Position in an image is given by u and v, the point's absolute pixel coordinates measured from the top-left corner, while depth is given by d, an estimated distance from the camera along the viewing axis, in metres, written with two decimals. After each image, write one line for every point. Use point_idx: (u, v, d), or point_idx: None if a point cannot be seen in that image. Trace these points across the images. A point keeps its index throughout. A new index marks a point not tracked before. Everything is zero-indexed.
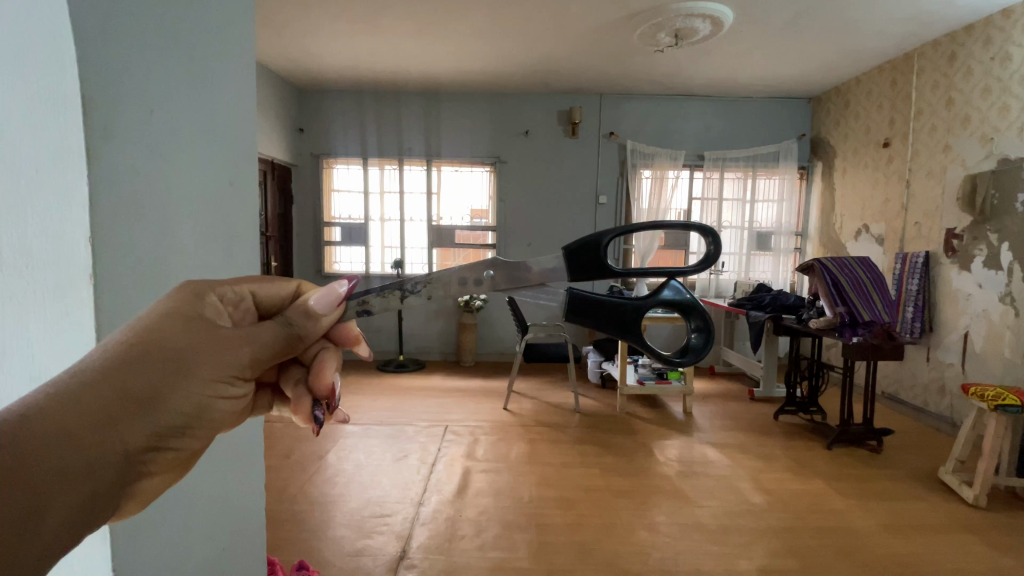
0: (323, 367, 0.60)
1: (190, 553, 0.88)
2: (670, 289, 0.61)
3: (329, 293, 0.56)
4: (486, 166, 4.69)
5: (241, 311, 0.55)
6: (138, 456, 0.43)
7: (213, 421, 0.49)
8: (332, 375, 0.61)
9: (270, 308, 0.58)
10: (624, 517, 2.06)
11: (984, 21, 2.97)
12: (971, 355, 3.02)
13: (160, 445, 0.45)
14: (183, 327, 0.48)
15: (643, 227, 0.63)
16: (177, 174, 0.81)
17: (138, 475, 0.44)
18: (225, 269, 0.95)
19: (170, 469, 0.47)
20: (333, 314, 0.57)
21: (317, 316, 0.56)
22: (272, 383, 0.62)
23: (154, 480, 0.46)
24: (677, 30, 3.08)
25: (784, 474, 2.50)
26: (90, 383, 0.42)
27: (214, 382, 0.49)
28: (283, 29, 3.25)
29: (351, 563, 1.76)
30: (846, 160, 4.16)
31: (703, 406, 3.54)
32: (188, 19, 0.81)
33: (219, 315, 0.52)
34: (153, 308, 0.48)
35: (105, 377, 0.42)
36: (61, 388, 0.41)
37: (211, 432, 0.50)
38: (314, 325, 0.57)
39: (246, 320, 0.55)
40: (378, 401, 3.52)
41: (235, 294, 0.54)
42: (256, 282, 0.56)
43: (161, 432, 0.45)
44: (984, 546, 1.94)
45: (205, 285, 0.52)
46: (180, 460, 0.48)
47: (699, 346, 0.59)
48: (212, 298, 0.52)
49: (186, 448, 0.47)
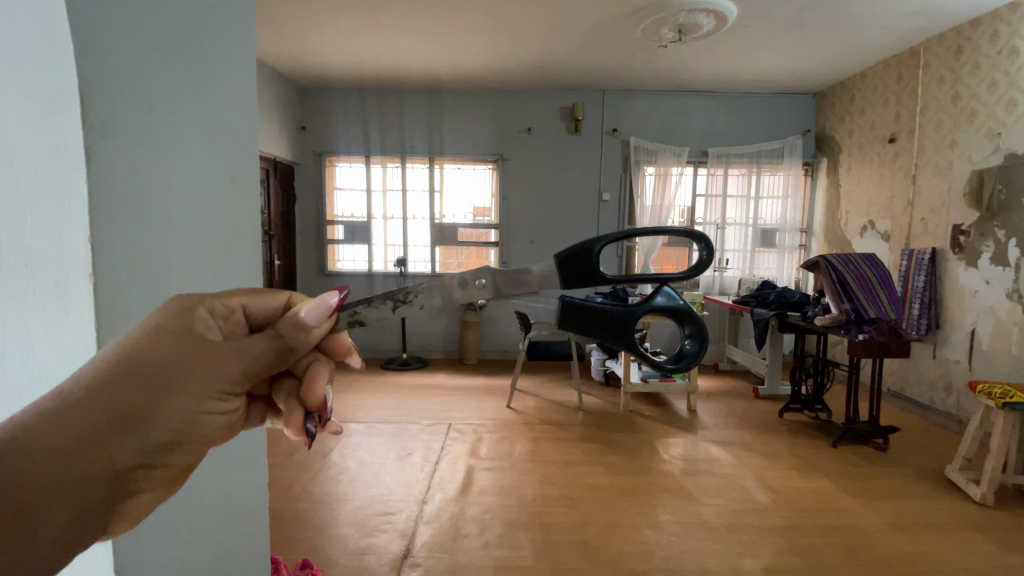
0: (315, 380, 0.59)
1: (194, 554, 0.88)
2: (663, 295, 0.59)
3: (320, 304, 0.54)
4: (488, 163, 4.68)
5: (232, 324, 0.54)
6: (128, 473, 0.44)
7: (203, 436, 0.49)
8: (324, 388, 0.60)
9: (261, 320, 0.57)
10: (628, 516, 2.05)
11: (991, 15, 2.94)
12: (978, 352, 2.99)
13: (149, 462, 0.45)
14: (171, 342, 0.47)
15: (637, 233, 0.62)
16: (175, 176, 0.80)
17: (127, 493, 0.44)
18: (227, 271, 0.95)
19: (162, 485, 0.47)
20: (324, 325, 0.56)
21: (308, 327, 0.55)
22: (265, 396, 0.62)
23: (147, 496, 0.46)
24: (680, 25, 3.05)
25: (790, 472, 2.48)
26: (75, 403, 0.42)
27: (204, 398, 0.49)
28: (284, 26, 3.23)
29: (355, 562, 1.76)
30: (851, 156, 4.13)
31: (707, 404, 3.53)
32: (187, 16, 0.80)
33: (209, 328, 0.51)
34: (143, 321, 0.48)
35: (91, 397, 0.42)
36: (46, 409, 0.41)
37: (202, 447, 0.50)
38: (305, 336, 0.55)
39: (237, 333, 0.54)
40: (382, 399, 3.52)
41: (225, 308, 0.53)
42: (245, 295, 0.55)
43: (149, 450, 0.45)
44: (991, 544, 1.92)
45: (195, 298, 0.51)
46: (172, 475, 0.48)
47: (694, 352, 0.60)
48: (202, 311, 0.50)
49: (176, 464, 0.48)
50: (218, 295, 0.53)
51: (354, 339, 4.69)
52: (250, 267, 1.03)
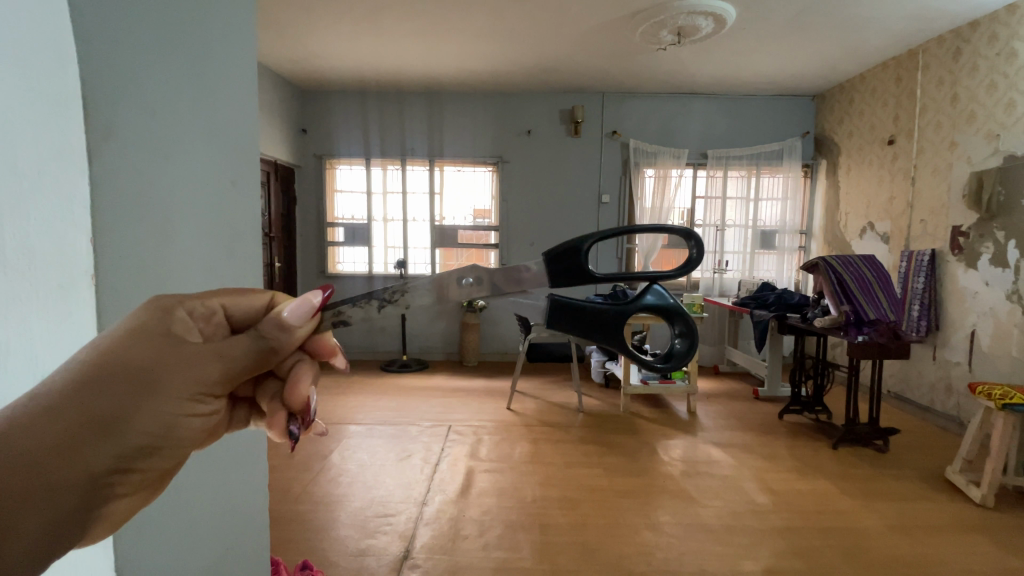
0: (298, 381, 0.60)
1: (196, 549, 0.89)
2: (653, 293, 0.60)
3: (303, 304, 0.55)
4: (489, 165, 4.69)
5: (212, 325, 0.54)
6: (103, 478, 0.45)
7: (181, 439, 0.50)
8: (306, 390, 0.61)
9: (243, 320, 0.58)
10: (627, 517, 2.05)
11: (988, 17, 2.95)
12: (978, 354, 2.99)
13: (124, 467, 0.47)
14: (148, 344, 0.48)
15: (625, 232, 0.63)
16: (178, 176, 0.81)
17: (105, 498, 0.46)
18: (229, 273, 0.96)
19: (142, 488, 0.49)
20: (307, 325, 0.56)
21: (291, 328, 0.55)
22: (249, 398, 0.63)
23: (123, 501, 0.48)
24: (679, 28, 3.07)
25: (790, 474, 2.48)
26: (51, 406, 0.43)
27: (182, 401, 0.50)
28: (285, 30, 3.26)
29: (356, 563, 1.76)
30: (850, 157, 4.14)
31: (707, 405, 3.53)
32: (190, 22, 0.82)
33: (188, 329, 0.52)
34: (120, 323, 0.49)
35: (66, 402, 0.43)
36: (20, 412, 0.42)
37: (180, 450, 0.51)
38: (288, 336, 0.56)
39: (218, 334, 0.55)
40: (381, 401, 3.52)
41: (205, 309, 0.53)
42: (227, 295, 0.56)
43: (125, 454, 0.46)
44: (991, 545, 1.92)
45: (174, 299, 0.52)
46: (149, 479, 0.49)
47: (683, 351, 0.60)
48: (181, 313, 0.51)
49: (153, 467, 0.49)
50: (198, 296, 0.54)
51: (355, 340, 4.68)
52: (251, 268, 1.04)
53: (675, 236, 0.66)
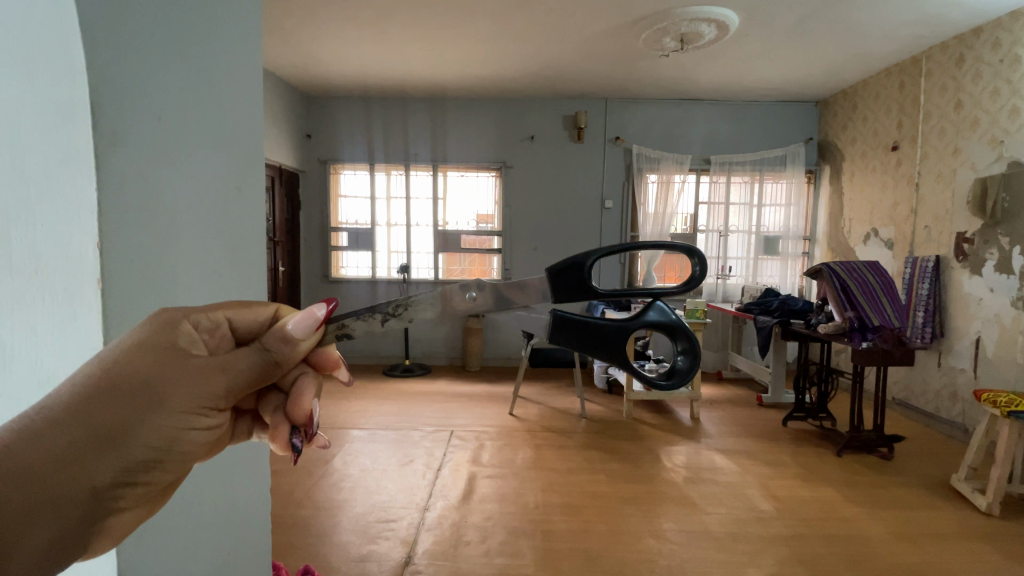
0: (301, 395, 0.60)
1: (201, 550, 0.89)
2: (655, 310, 0.61)
3: (308, 317, 0.55)
4: (490, 171, 4.71)
5: (217, 338, 0.55)
6: (105, 492, 0.45)
7: (184, 453, 0.50)
8: (309, 402, 0.61)
9: (248, 333, 0.58)
10: (631, 524, 2.04)
11: (992, 24, 2.95)
12: (983, 361, 2.97)
13: (128, 481, 0.47)
14: (153, 357, 0.48)
15: (627, 249, 0.63)
16: (183, 183, 0.82)
17: (107, 511, 0.46)
18: (236, 279, 0.97)
19: (144, 502, 0.49)
20: (311, 338, 0.57)
21: (294, 340, 0.55)
22: (253, 409, 0.64)
23: (126, 515, 0.48)
24: (682, 34, 3.08)
25: (793, 481, 2.47)
26: (56, 420, 0.43)
27: (186, 415, 0.50)
28: (291, 36, 3.29)
29: (357, 568, 1.76)
30: (854, 163, 4.14)
31: (709, 411, 3.52)
32: (196, 29, 0.82)
33: (193, 342, 0.52)
34: (124, 336, 0.49)
35: (72, 415, 0.44)
36: (27, 426, 0.42)
37: (184, 464, 0.51)
38: (291, 349, 0.56)
39: (222, 348, 0.56)
40: (384, 406, 3.52)
41: (210, 322, 0.54)
42: (232, 308, 0.57)
43: (129, 468, 0.47)
44: (997, 554, 1.90)
45: (180, 312, 0.52)
46: (153, 493, 0.50)
47: (686, 368, 0.60)
48: (186, 325, 0.51)
49: (156, 481, 0.49)
50: (204, 309, 0.54)
51: (357, 345, 4.68)
52: (255, 275, 1.04)
53: (679, 253, 0.66)
